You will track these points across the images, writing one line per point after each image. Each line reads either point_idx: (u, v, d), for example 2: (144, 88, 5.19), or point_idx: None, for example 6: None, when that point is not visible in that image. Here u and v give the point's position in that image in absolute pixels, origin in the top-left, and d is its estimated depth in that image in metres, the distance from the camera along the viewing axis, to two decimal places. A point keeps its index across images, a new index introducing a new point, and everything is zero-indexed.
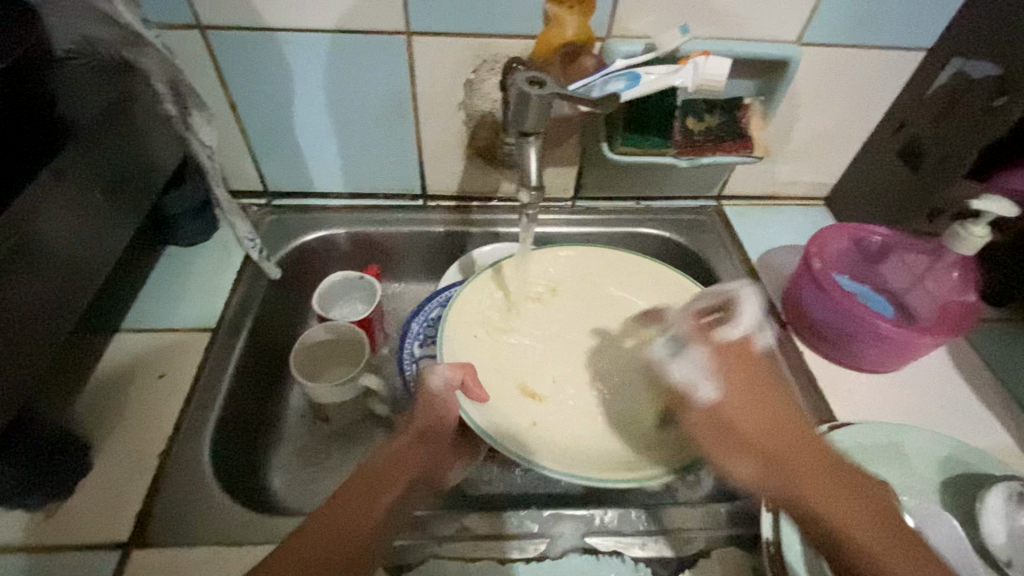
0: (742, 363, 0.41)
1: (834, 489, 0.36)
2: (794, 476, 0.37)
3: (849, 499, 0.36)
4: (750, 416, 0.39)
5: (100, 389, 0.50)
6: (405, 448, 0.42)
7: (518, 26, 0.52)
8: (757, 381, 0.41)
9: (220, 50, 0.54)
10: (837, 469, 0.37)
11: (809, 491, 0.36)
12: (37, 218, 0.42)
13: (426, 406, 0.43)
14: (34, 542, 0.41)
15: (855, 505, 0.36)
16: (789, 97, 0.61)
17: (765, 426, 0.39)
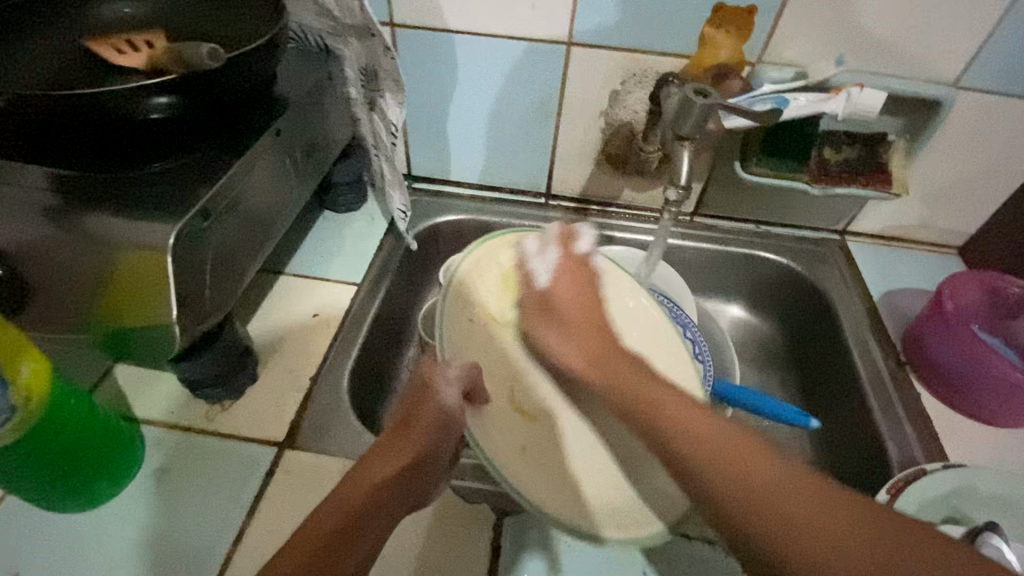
0: (576, 287, 0.44)
1: (700, 436, 0.33)
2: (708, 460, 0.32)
3: (792, 493, 0.29)
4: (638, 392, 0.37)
5: (263, 319, 0.58)
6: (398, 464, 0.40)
7: (674, 44, 0.56)
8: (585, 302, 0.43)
9: (405, 46, 0.60)
10: (742, 445, 0.32)
11: (755, 473, 0.31)
12: (247, 174, 0.47)
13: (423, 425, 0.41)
14: (211, 429, 0.49)
15: (796, 492, 0.29)
16: (941, 138, 0.60)
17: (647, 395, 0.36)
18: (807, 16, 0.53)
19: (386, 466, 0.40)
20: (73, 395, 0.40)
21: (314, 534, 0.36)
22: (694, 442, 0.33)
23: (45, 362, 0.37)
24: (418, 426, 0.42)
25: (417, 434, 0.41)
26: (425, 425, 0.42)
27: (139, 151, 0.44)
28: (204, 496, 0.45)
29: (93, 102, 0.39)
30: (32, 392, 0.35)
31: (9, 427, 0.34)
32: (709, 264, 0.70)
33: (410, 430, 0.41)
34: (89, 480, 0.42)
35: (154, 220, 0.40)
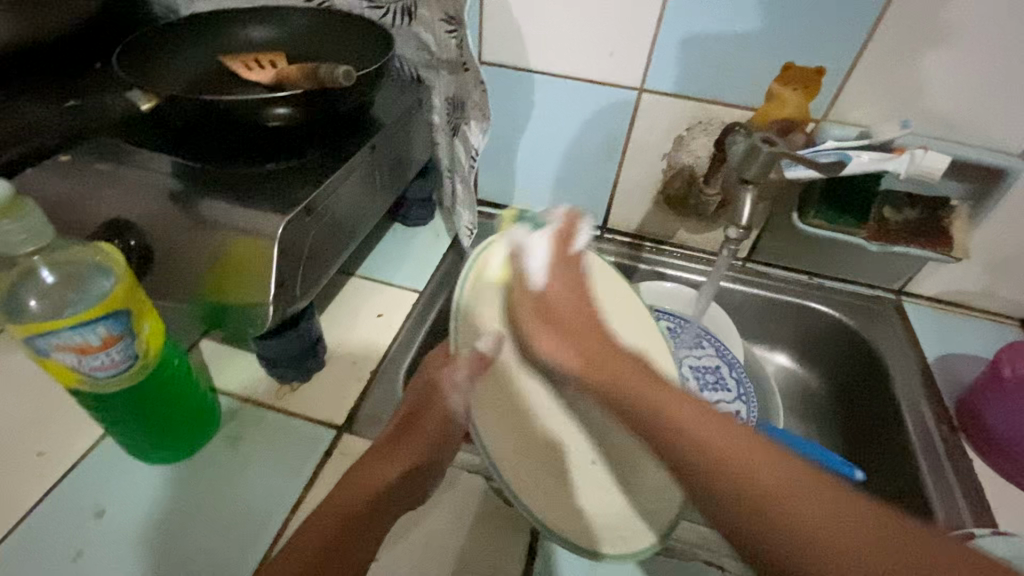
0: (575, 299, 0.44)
1: (711, 431, 0.33)
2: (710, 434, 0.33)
3: (787, 486, 0.30)
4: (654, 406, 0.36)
5: (332, 313, 0.63)
6: (400, 469, 0.43)
7: (740, 97, 0.60)
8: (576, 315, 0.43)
9: (488, 81, 0.66)
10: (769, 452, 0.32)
11: (745, 458, 0.32)
12: (343, 183, 0.52)
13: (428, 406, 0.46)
14: (279, 406, 0.54)
15: (812, 496, 0.29)
16: (1007, 207, 0.60)
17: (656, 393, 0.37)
18: (875, 78, 0.55)
19: (384, 469, 0.43)
20: (177, 356, 0.45)
21: (323, 535, 0.37)
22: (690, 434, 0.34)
23: (161, 323, 0.42)
24: (415, 437, 0.45)
25: (408, 447, 0.44)
26: (426, 428, 0.45)
27: (257, 153, 0.51)
28: (269, 465, 0.49)
29: (229, 108, 0.46)
30: (150, 346, 0.41)
31: (129, 374, 0.39)
32: (758, 310, 0.71)
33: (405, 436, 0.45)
34: (175, 436, 0.47)
35: (262, 212, 0.46)
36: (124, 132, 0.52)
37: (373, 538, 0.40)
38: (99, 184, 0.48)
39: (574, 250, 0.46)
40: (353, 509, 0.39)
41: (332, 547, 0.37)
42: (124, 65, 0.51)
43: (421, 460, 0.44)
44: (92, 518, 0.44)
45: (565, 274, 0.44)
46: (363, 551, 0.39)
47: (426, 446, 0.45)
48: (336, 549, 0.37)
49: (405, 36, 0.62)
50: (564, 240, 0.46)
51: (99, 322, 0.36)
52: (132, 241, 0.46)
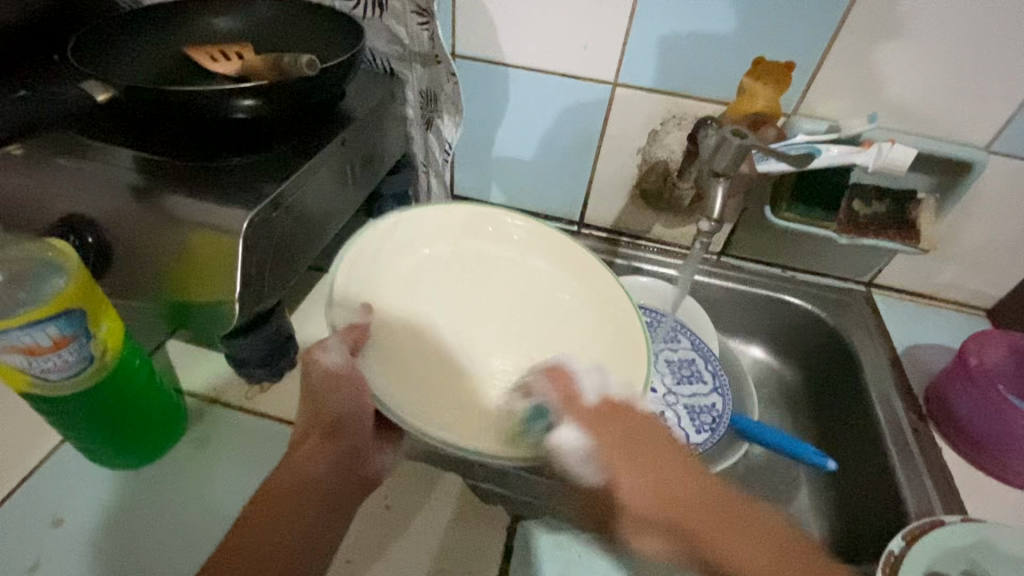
0: (627, 411, 0.40)
1: (715, 527, 0.37)
2: (716, 538, 0.36)
3: (729, 527, 0.37)
4: (673, 491, 0.38)
5: (305, 311, 0.62)
6: (316, 439, 0.40)
7: (714, 92, 0.60)
8: (645, 436, 0.39)
9: (461, 75, 0.65)
10: (716, 500, 0.38)
11: (693, 492, 0.38)
12: (313, 177, 0.51)
13: (330, 384, 0.40)
14: (249, 406, 0.52)
15: (788, 561, 0.35)
16: (971, 199, 0.61)
17: (670, 491, 0.37)
18: (844, 73, 0.56)
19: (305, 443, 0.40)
20: (138, 356, 0.44)
21: (244, 525, 0.36)
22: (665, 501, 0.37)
23: (119, 322, 0.41)
24: (326, 402, 0.40)
25: (323, 413, 0.40)
26: (338, 396, 0.40)
27: (221, 146, 0.49)
28: (238, 467, 0.48)
29: (190, 100, 0.44)
30: (108, 346, 0.39)
31: (85, 375, 0.38)
32: (733, 304, 0.72)
33: (319, 401, 0.40)
34: (139, 440, 0.45)
35: (226, 207, 0.44)
36: (80, 126, 0.50)
37: (308, 507, 0.39)
38: (54, 179, 0.46)
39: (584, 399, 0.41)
40: (279, 493, 0.38)
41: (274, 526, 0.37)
42: (79, 55, 0.49)
43: (344, 420, 0.41)
44: (50, 527, 0.43)
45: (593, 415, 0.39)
46: (297, 527, 0.37)
47: (343, 409, 0.41)
48: (252, 533, 0.36)
49: (377, 28, 0.60)
50: (570, 402, 0.40)
51: (49, 321, 0.34)
52: (89, 238, 0.44)
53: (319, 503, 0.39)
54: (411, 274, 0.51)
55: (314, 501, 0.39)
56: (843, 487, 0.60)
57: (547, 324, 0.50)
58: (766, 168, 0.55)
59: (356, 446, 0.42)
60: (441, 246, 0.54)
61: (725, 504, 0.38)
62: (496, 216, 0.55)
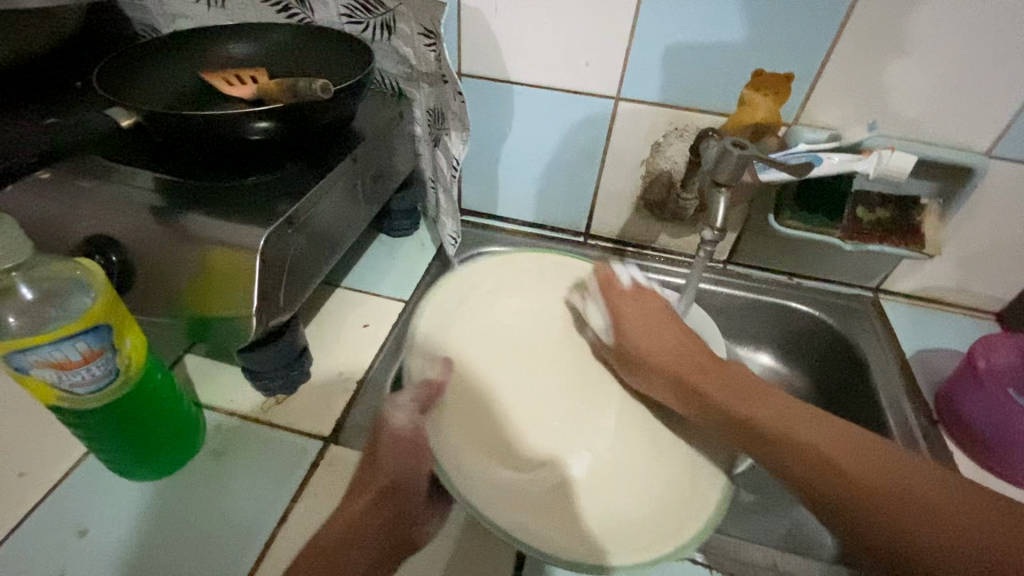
0: (660, 314, 0.52)
1: (813, 434, 0.41)
2: (814, 452, 0.40)
3: (848, 454, 0.39)
4: (784, 417, 0.43)
5: (318, 324, 0.63)
6: (372, 496, 0.41)
7: (714, 104, 0.61)
8: (671, 330, 0.51)
9: (467, 92, 0.67)
10: (849, 433, 0.41)
11: (817, 442, 0.40)
12: (325, 195, 0.53)
13: (392, 444, 0.42)
14: (264, 418, 0.53)
15: (906, 470, 0.37)
16: (974, 204, 0.62)
17: (793, 421, 0.42)
18: (842, 83, 0.57)
19: (361, 496, 0.41)
20: (159, 370, 0.45)
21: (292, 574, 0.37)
22: (739, 414, 0.44)
23: (142, 338, 0.42)
24: (383, 465, 0.41)
25: (375, 482, 0.41)
26: (393, 456, 0.42)
27: (238, 167, 0.51)
28: (254, 479, 0.49)
29: (209, 123, 0.46)
30: (131, 360, 0.41)
31: (110, 389, 0.39)
32: (740, 311, 0.72)
33: (375, 465, 0.42)
34: (160, 451, 0.47)
35: (245, 224, 0.46)
36: (103, 149, 0.52)
37: (359, 562, 0.39)
38: (79, 201, 0.48)
39: (622, 286, 0.55)
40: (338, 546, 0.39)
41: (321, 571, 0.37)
42: (102, 83, 0.51)
43: (392, 484, 0.41)
44: (74, 538, 0.44)
45: (618, 298, 0.54)
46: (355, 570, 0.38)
47: (395, 474, 0.41)
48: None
49: (385, 50, 0.63)
50: (609, 285, 0.55)
51: (78, 337, 0.36)
52: (114, 257, 0.46)
53: (370, 560, 0.39)
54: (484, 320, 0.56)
55: (365, 562, 0.39)
56: None
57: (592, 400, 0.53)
58: (769, 173, 0.56)
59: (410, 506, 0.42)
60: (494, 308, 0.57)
61: (795, 418, 0.42)
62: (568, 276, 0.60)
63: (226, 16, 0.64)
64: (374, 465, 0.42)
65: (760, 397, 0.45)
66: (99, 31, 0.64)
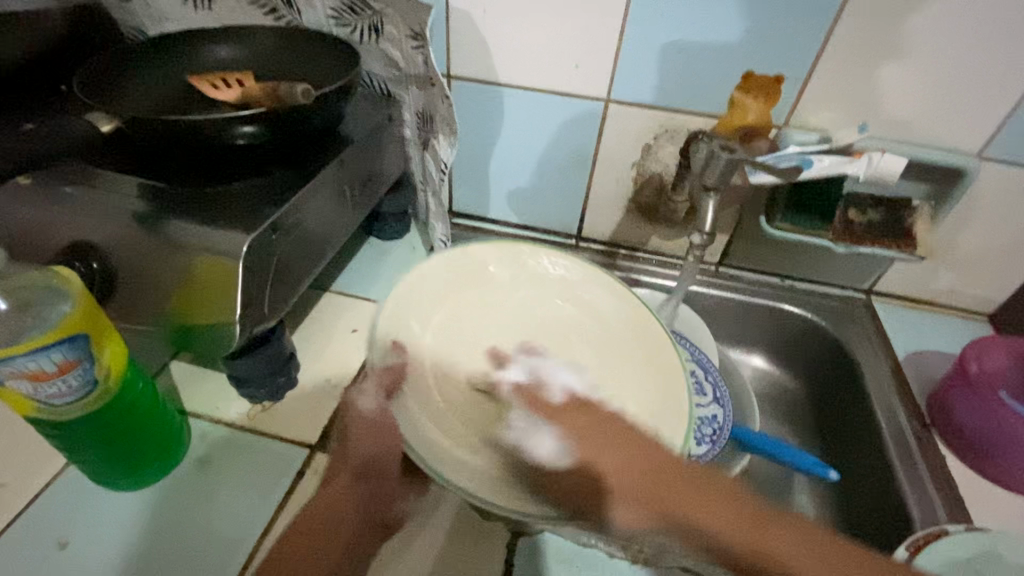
0: (581, 410, 0.39)
1: (741, 529, 0.35)
2: (710, 519, 0.35)
3: (779, 537, 0.35)
4: (688, 503, 0.35)
5: (307, 329, 0.63)
6: (346, 480, 0.41)
7: (705, 106, 0.61)
8: (596, 426, 0.38)
9: (456, 95, 0.67)
10: (724, 496, 0.36)
11: (731, 538, 0.35)
12: (312, 199, 0.52)
13: (363, 431, 0.40)
14: (251, 426, 0.53)
15: (824, 544, 0.35)
16: (965, 206, 0.61)
17: (675, 490, 0.35)
18: (832, 85, 0.57)
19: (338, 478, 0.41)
20: (141, 379, 0.44)
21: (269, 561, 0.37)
22: (673, 516, 0.35)
23: (123, 347, 0.42)
24: (353, 451, 0.41)
25: (348, 471, 0.41)
26: (362, 444, 0.40)
27: (222, 172, 0.51)
28: (240, 488, 0.48)
29: (189, 128, 0.46)
30: (111, 370, 0.40)
31: (89, 399, 0.39)
32: (732, 314, 0.72)
33: (348, 449, 0.41)
34: (143, 461, 0.46)
35: (227, 230, 0.45)
36: (87, 155, 0.52)
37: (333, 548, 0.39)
38: (59, 208, 0.47)
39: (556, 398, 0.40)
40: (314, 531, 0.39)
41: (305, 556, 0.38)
42: (84, 87, 0.50)
43: (367, 470, 0.41)
44: (56, 550, 0.43)
45: (564, 415, 0.38)
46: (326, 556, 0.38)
47: (369, 460, 0.41)
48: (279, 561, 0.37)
49: (373, 52, 0.62)
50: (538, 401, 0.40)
51: (54, 347, 0.35)
52: (94, 264, 0.46)
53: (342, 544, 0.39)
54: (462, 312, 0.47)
55: (336, 547, 0.39)
56: (847, 497, 0.59)
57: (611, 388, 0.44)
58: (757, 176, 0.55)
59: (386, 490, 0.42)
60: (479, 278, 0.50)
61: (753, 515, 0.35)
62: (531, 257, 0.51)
63: (214, 19, 0.64)
64: (346, 450, 0.41)
65: (625, 445, 0.37)
66: (86, 34, 0.64)
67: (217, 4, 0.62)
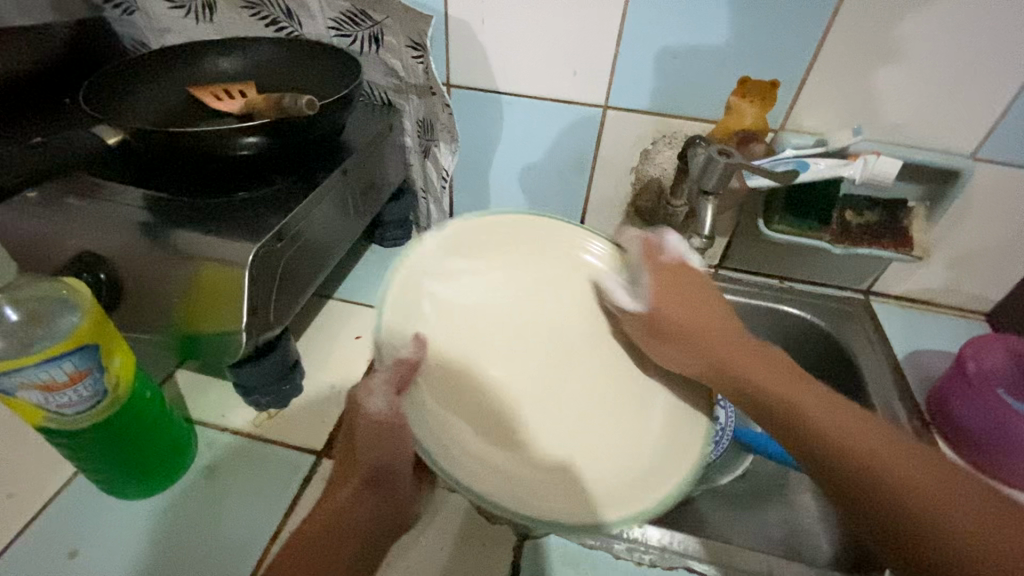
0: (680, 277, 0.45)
1: (816, 402, 0.38)
2: (797, 394, 0.39)
3: (894, 451, 0.34)
4: (752, 372, 0.40)
5: (311, 336, 0.63)
6: (355, 489, 0.38)
7: (701, 111, 0.61)
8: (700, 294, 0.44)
9: (456, 102, 0.67)
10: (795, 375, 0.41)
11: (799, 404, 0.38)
12: (317, 207, 0.53)
13: (371, 439, 0.38)
14: (257, 434, 0.53)
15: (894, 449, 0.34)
16: (961, 206, 0.62)
17: (762, 371, 0.40)
18: (826, 90, 0.58)
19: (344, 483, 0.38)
20: (148, 388, 0.45)
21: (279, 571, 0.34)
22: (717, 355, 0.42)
23: (131, 356, 0.42)
24: (362, 454, 0.38)
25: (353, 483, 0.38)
26: (369, 448, 0.38)
27: (228, 182, 0.51)
28: (247, 495, 0.49)
29: (196, 139, 0.46)
30: (120, 379, 0.40)
31: (99, 408, 0.39)
32: (732, 315, 0.73)
33: (356, 455, 0.39)
34: (151, 470, 0.46)
35: (234, 240, 0.46)
36: (92, 168, 0.52)
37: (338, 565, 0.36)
38: (67, 220, 0.48)
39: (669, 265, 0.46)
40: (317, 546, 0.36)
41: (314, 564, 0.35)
42: (90, 101, 0.51)
43: (372, 473, 0.39)
44: (65, 559, 0.43)
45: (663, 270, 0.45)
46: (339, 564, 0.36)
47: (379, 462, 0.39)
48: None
49: (373, 62, 0.63)
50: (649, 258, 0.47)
51: (65, 357, 0.35)
52: (101, 274, 0.46)
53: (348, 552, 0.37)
54: (489, 285, 0.49)
55: (355, 547, 0.37)
56: None
57: (590, 370, 0.46)
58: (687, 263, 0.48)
59: (401, 493, 0.40)
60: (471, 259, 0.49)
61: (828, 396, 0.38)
62: (571, 241, 0.51)
63: (215, 31, 0.64)
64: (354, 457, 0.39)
65: (714, 331, 0.43)
66: (88, 47, 0.64)
67: (219, 16, 0.63)
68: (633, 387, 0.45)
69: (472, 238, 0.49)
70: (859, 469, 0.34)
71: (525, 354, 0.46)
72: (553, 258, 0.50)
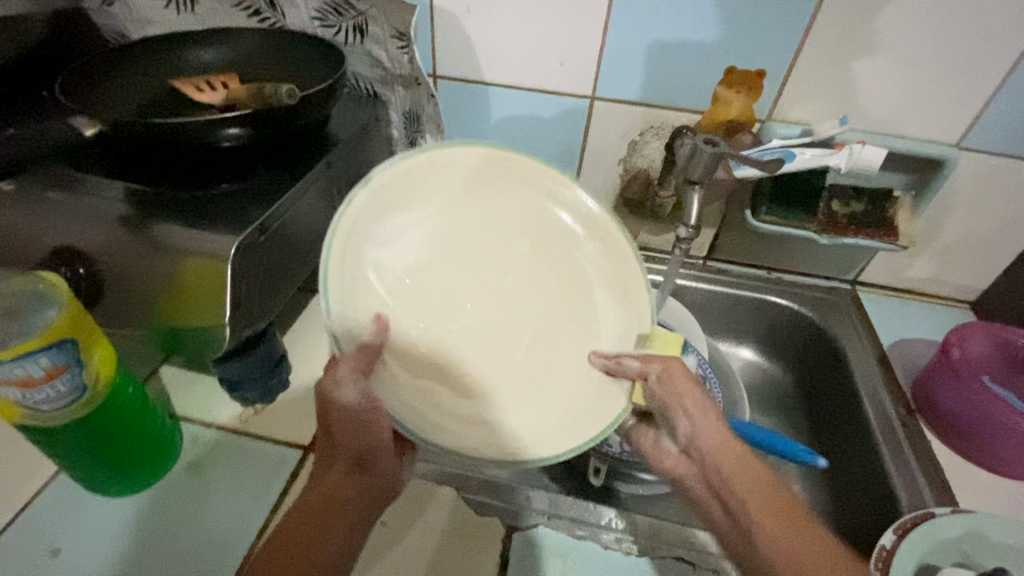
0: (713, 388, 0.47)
1: (767, 500, 0.39)
2: (758, 504, 0.39)
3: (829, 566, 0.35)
4: (722, 451, 0.43)
5: (299, 331, 0.63)
6: (342, 470, 0.42)
7: (689, 102, 0.61)
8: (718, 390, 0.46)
9: (443, 94, 0.67)
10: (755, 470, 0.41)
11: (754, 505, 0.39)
12: (301, 200, 0.52)
13: (343, 424, 0.40)
14: (243, 429, 0.53)
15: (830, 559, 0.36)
16: (945, 196, 0.63)
17: (728, 453, 0.42)
18: (812, 81, 0.58)
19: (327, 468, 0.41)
20: (130, 384, 0.44)
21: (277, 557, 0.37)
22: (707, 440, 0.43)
23: (112, 351, 0.42)
24: (341, 440, 0.41)
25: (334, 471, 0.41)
26: (347, 431, 0.41)
27: (209, 175, 0.51)
28: (232, 492, 0.48)
29: (176, 130, 0.46)
30: (100, 374, 0.40)
31: (78, 403, 0.38)
32: (720, 307, 0.73)
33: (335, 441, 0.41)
34: (135, 466, 0.46)
35: (217, 233, 0.45)
36: (70, 160, 0.51)
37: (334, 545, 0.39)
38: (44, 213, 0.47)
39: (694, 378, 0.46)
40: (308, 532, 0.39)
41: (303, 541, 0.38)
42: (67, 92, 0.50)
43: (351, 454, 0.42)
44: (47, 558, 0.43)
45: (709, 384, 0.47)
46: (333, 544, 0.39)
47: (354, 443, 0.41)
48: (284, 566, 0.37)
49: (358, 52, 0.62)
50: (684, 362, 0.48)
51: (42, 352, 0.35)
52: (80, 268, 0.46)
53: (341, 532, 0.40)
54: (455, 233, 0.46)
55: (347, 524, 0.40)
56: (837, 485, 0.60)
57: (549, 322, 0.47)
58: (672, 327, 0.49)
59: (384, 471, 0.44)
60: (418, 204, 0.44)
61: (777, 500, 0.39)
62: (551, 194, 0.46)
63: (197, 21, 0.63)
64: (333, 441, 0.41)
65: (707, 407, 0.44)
66: (69, 38, 0.63)
67: (201, 6, 0.62)
68: (585, 336, 0.47)
69: (416, 180, 0.43)
70: (760, 520, 0.39)
71: (492, 307, 0.47)
72: (524, 199, 0.46)
